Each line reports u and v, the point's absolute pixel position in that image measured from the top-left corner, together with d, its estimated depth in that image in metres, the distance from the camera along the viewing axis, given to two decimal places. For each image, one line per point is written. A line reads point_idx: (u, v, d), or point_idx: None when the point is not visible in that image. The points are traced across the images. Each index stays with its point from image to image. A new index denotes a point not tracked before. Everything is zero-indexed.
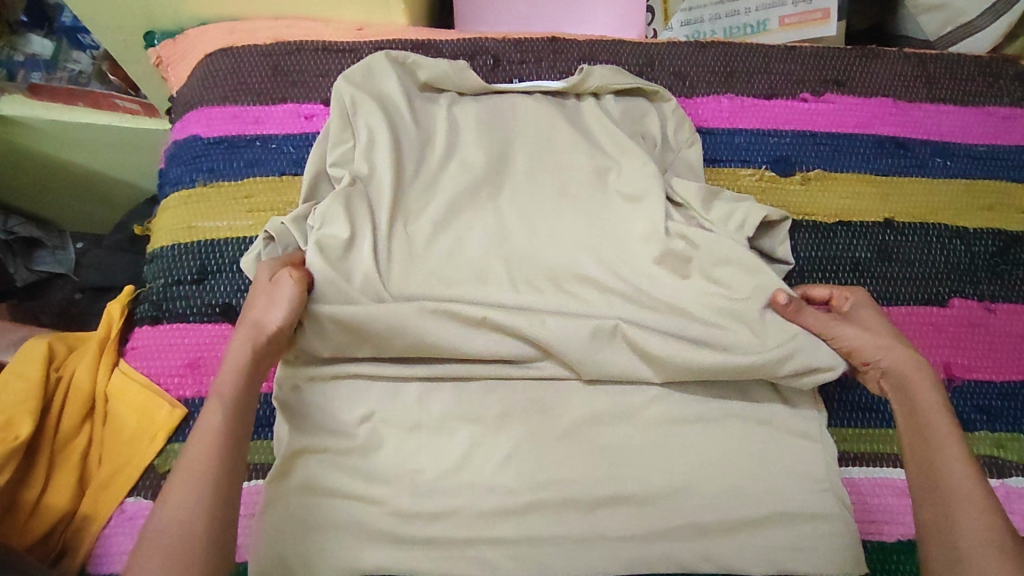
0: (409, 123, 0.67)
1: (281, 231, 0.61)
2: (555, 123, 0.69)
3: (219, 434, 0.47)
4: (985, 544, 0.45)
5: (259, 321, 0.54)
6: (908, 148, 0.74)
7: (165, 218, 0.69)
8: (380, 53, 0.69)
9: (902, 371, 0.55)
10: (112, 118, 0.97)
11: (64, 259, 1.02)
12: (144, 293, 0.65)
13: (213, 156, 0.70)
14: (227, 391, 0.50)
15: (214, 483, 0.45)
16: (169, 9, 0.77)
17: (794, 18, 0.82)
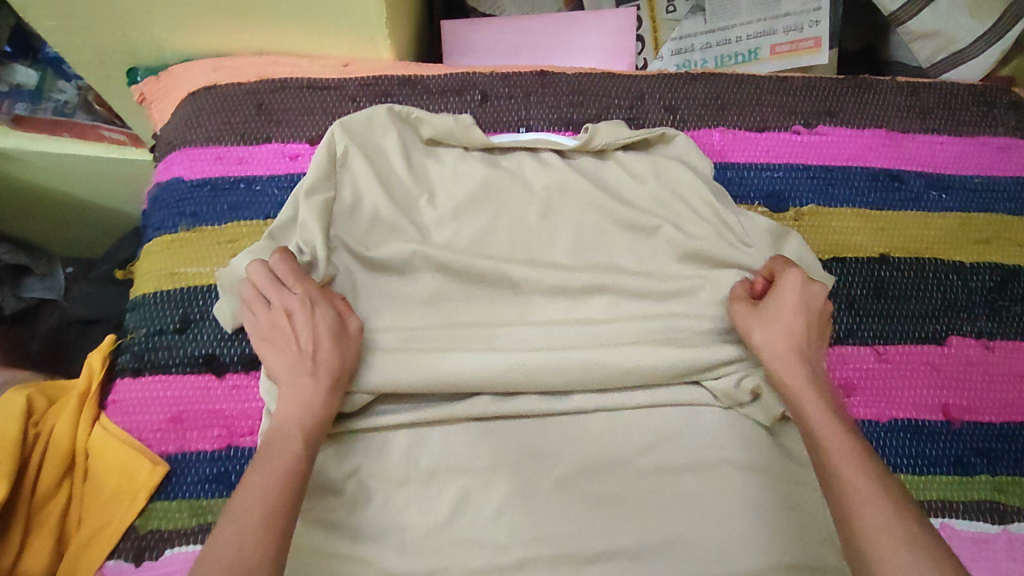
0: (401, 173, 0.67)
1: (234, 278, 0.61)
2: (566, 181, 0.68)
3: (278, 477, 0.48)
4: (875, 501, 0.45)
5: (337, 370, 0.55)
6: (904, 181, 0.73)
7: (146, 263, 0.68)
8: (383, 106, 0.69)
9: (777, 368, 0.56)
10: (97, 149, 0.96)
11: (54, 285, 1.02)
12: (125, 342, 0.64)
13: (196, 200, 0.69)
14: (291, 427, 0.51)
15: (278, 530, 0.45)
16: (152, 44, 0.76)
17: (785, 46, 0.81)
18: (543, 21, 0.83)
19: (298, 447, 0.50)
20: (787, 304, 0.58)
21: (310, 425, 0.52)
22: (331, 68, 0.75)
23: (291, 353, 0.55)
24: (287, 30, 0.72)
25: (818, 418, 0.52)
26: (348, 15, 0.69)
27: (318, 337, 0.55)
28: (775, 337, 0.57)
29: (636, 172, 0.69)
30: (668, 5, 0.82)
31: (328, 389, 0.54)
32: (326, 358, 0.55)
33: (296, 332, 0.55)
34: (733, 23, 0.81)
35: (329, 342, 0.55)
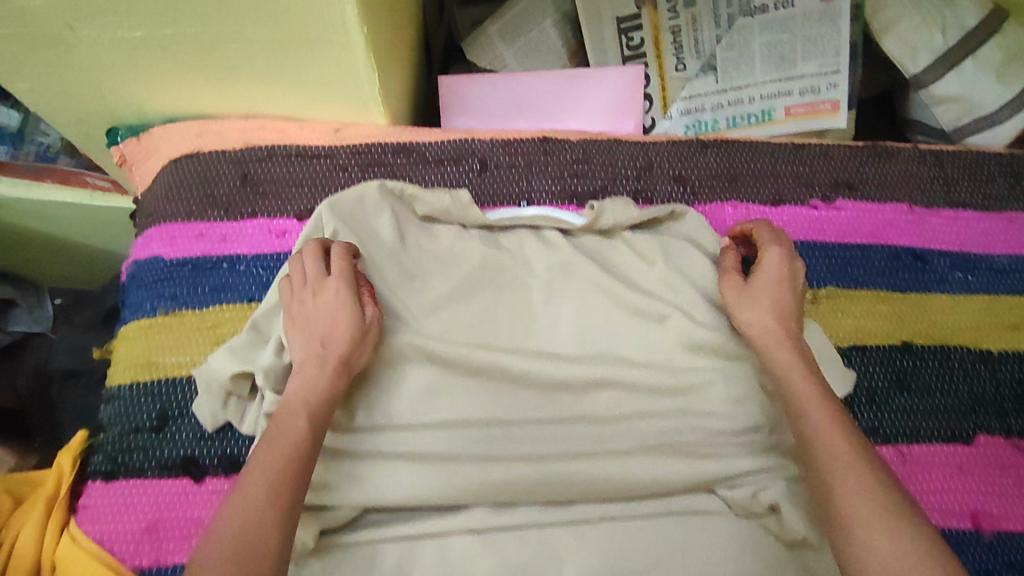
0: (395, 254, 0.63)
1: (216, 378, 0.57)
2: (571, 265, 0.65)
3: (287, 448, 0.47)
4: (856, 483, 0.46)
5: (348, 361, 0.53)
6: (927, 261, 0.69)
7: (122, 351, 0.64)
8: (376, 183, 0.65)
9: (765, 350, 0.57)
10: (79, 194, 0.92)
11: (43, 317, 0.93)
12: (98, 440, 0.61)
13: (176, 281, 0.65)
14: (295, 402, 0.50)
15: (285, 496, 0.44)
16: (132, 106, 0.72)
17: (801, 108, 0.76)
18: (545, 79, 0.77)
19: (301, 424, 0.48)
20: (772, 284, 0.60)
21: (315, 406, 0.50)
22: (321, 133, 0.70)
23: (309, 327, 0.53)
24: (273, 94, 0.68)
25: (810, 398, 0.52)
26: (340, 81, 0.65)
27: (334, 323, 0.53)
28: (761, 313, 0.58)
29: (643, 255, 0.65)
30: (677, 62, 0.78)
31: (334, 373, 0.51)
32: (336, 350, 0.52)
33: (315, 317, 0.54)
34: (746, 82, 0.76)
35: (344, 324, 0.53)
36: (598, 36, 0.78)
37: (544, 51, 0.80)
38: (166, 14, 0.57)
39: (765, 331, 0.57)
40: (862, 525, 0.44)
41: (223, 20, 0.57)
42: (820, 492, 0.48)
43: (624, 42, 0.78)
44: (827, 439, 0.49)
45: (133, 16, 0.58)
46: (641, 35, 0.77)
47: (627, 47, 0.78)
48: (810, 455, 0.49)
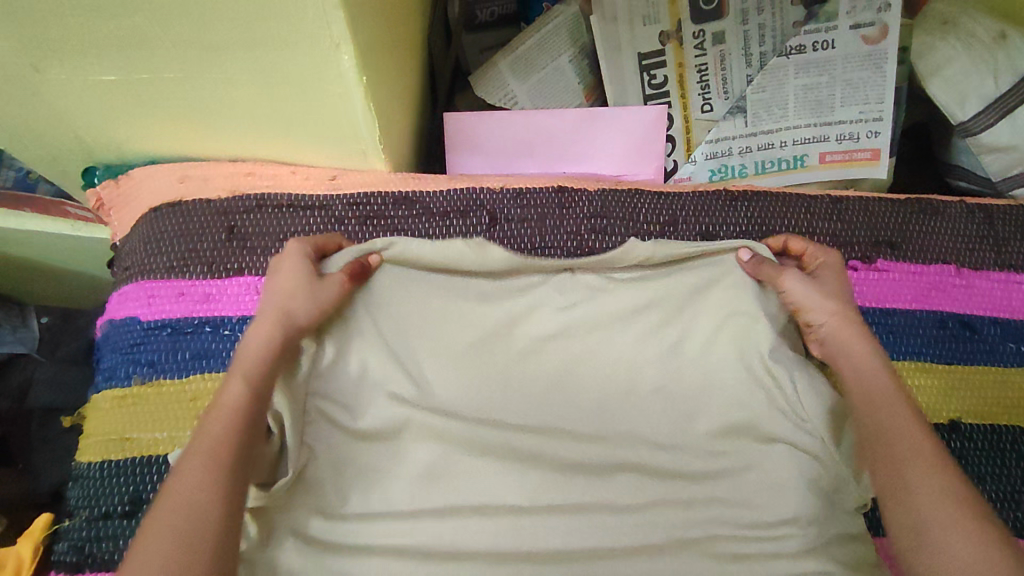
0: (405, 317, 0.57)
1: None
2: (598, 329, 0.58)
3: (228, 418, 0.45)
4: (937, 496, 0.42)
5: (292, 312, 0.51)
6: (976, 329, 0.63)
7: (92, 422, 0.58)
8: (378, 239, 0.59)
9: (837, 338, 0.52)
10: (61, 224, 0.82)
11: (26, 337, 0.85)
12: (64, 526, 0.55)
13: (155, 345, 0.59)
14: (243, 368, 0.48)
15: (228, 469, 0.42)
16: (110, 146, 0.65)
17: (837, 155, 0.70)
18: (561, 118, 0.70)
19: (243, 392, 0.46)
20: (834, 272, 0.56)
21: (256, 364, 0.48)
22: (315, 181, 0.65)
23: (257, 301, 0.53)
24: (263, 138, 0.62)
25: (881, 389, 0.48)
26: (337, 127, 0.59)
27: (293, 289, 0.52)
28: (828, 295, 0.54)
29: (649, 311, 0.58)
30: (703, 103, 0.72)
31: (274, 328, 0.50)
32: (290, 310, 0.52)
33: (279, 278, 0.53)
34: (778, 126, 0.70)
35: (303, 299, 0.52)
36: (617, 73, 0.72)
37: (558, 88, 0.74)
38: (143, 59, 0.51)
39: (840, 316, 0.53)
40: (941, 525, 0.40)
41: (206, 65, 0.52)
42: (877, 468, 0.45)
43: (646, 79, 0.72)
44: (898, 425, 0.46)
45: (106, 59, 0.52)
46: (664, 72, 0.72)
47: (649, 85, 0.72)
48: (873, 440, 0.47)
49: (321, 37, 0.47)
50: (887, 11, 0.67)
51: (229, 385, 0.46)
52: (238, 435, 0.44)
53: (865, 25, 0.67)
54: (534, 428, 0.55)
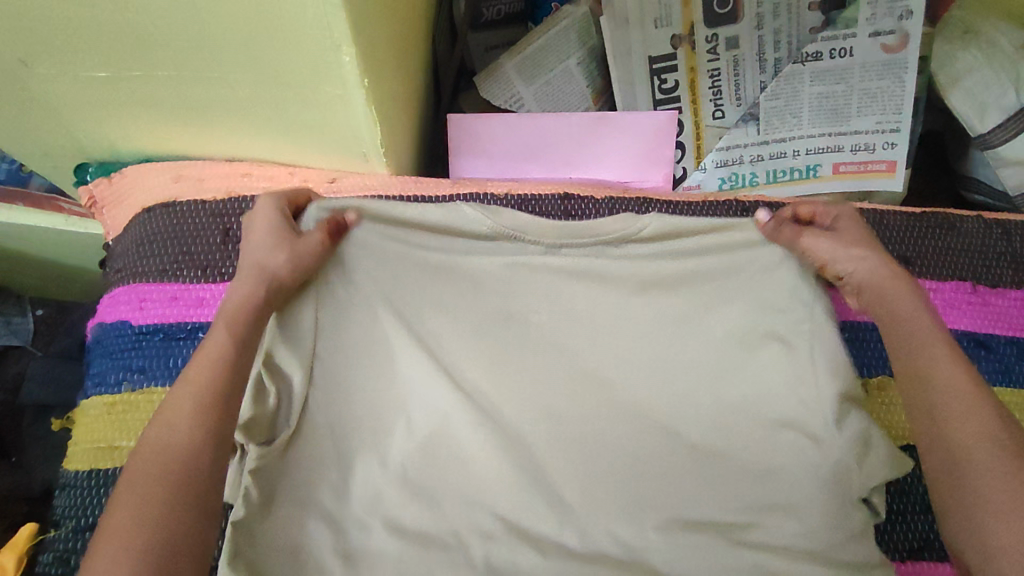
0: (435, 275, 0.57)
1: None
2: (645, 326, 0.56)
3: (214, 353, 0.45)
4: (976, 445, 0.42)
5: (264, 262, 0.51)
6: (991, 349, 0.61)
7: (80, 429, 0.57)
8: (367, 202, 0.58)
9: (879, 284, 0.52)
10: (55, 220, 0.79)
11: (21, 329, 0.83)
12: (50, 537, 0.53)
13: (145, 351, 0.58)
14: (230, 314, 0.48)
15: (210, 408, 0.43)
16: (103, 143, 0.63)
17: (851, 166, 0.68)
18: (568, 121, 0.68)
19: (225, 338, 0.46)
20: (853, 229, 0.55)
21: (241, 313, 0.48)
22: (314, 182, 0.63)
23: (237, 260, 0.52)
24: (261, 139, 0.60)
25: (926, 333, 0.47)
26: (336, 128, 0.57)
27: (271, 248, 0.52)
28: (859, 261, 0.53)
29: (672, 287, 0.56)
30: (714, 109, 0.70)
31: (256, 279, 0.50)
32: (271, 265, 0.51)
33: (255, 240, 0.53)
34: (791, 135, 0.68)
35: (279, 257, 0.51)
36: (627, 77, 0.70)
37: (565, 92, 0.73)
38: (136, 57, 0.50)
39: (875, 267, 0.52)
40: (983, 485, 0.40)
41: (201, 64, 0.50)
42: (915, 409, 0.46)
43: (656, 84, 0.70)
44: (943, 377, 0.45)
45: (97, 56, 0.50)
46: (676, 77, 0.70)
47: (659, 90, 0.70)
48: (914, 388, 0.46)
49: (321, 38, 0.46)
50: (908, 19, 0.64)
51: (214, 332, 0.46)
52: (222, 373, 0.44)
53: (885, 33, 0.65)
54: (547, 430, 0.54)
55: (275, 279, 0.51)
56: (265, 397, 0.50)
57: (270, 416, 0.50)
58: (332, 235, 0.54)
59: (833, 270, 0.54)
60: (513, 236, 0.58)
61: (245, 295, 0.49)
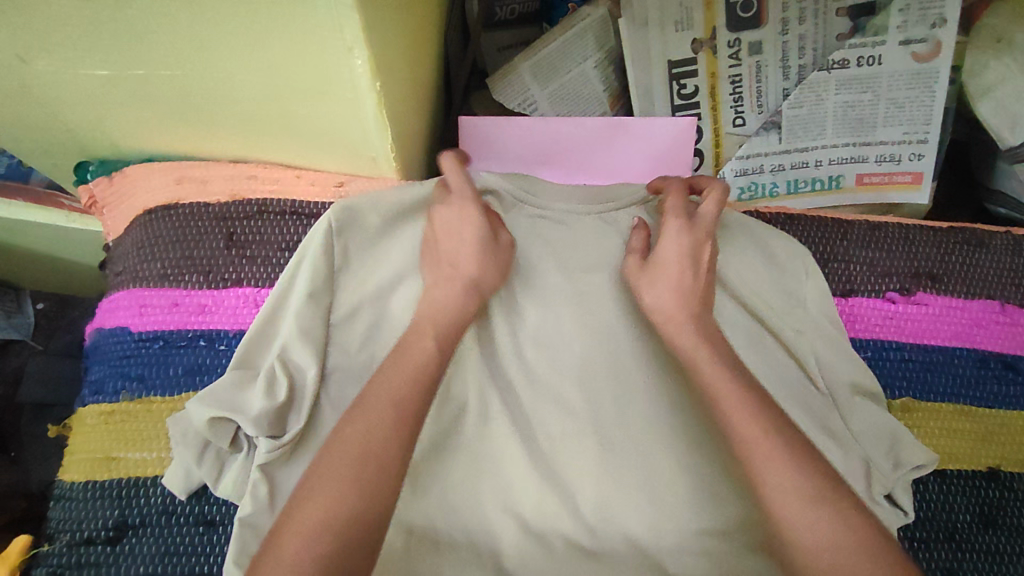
0: None
1: (212, 427, 0.49)
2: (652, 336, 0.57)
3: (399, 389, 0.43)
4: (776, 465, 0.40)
5: (466, 264, 0.52)
6: (1020, 371, 0.59)
7: (77, 438, 0.55)
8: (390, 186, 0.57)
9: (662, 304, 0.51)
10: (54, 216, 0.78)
11: (23, 324, 0.81)
12: (45, 551, 0.51)
13: (145, 359, 0.56)
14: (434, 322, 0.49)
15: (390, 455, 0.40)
16: (104, 141, 0.62)
17: (875, 177, 0.66)
18: (584, 126, 0.67)
19: (430, 344, 0.47)
20: (685, 245, 0.52)
21: (440, 323, 0.48)
22: (322, 186, 0.61)
23: (439, 257, 0.52)
24: (269, 141, 0.58)
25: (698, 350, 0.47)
26: (344, 130, 0.55)
27: (465, 243, 0.52)
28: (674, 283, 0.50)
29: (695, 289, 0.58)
30: (735, 117, 0.68)
31: (462, 294, 0.51)
32: (464, 266, 0.52)
33: (449, 234, 0.53)
34: (815, 145, 0.66)
35: (477, 261, 0.52)
36: (645, 81, 0.68)
37: (581, 95, 0.71)
38: (139, 55, 0.48)
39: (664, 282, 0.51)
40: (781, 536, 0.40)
41: (209, 65, 0.48)
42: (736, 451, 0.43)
43: (675, 89, 0.68)
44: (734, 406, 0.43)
45: (98, 54, 0.48)
46: (695, 82, 0.68)
47: (679, 95, 0.68)
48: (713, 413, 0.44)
49: (333, 39, 0.44)
50: (941, 27, 0.62)
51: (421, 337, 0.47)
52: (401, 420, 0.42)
53: (917, 41, 0.62)
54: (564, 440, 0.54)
55: (477, 289, 0.52)
56: (276, 391, 0.51)
57: (278, 408, 0.50)
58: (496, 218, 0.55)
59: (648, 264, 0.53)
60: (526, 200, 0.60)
61: (449, 298, 0.50)
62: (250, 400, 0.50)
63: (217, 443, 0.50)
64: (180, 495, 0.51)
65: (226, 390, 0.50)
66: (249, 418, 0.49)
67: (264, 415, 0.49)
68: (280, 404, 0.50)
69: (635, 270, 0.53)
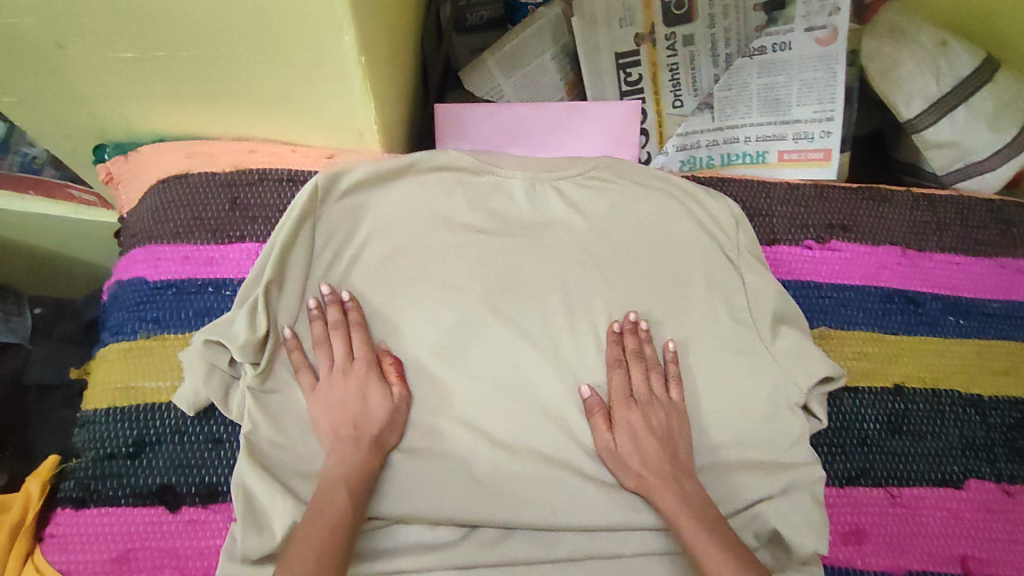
0: (425, 232, 0.66)
1: (207, 348, 0.58)
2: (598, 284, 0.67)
3: (334, 520, 0.51)
4: None
5: (360, 419, 0.58)
6: (919, 304, 0.69)
7: (99, 372, 0.62)
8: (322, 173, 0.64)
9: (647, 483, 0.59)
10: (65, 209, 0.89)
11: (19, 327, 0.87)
12: (69, 467, 0.58)
13: (159, 304, 0.63)
14: (337, 473, 0.55)
15: None
16: (122, 124, 0.70)
17: (794, 154, 0.76)
18: (542, 111, 0.77)
19: (346, 501, 0.53)
20: (638, 423, 0.60)
21: (361, 478, 0.55)
22: (314, 159, 0.70)
23: (342, 410, 0.58)
24: (269, 120, 0.68)
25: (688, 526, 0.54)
26: (334, 107, 0.65)
27: (368, 409, 0.58)
28: (642, 460, 0.59)
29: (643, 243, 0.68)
30: (674, 100, 0.79)
31: (369, 454, 0.57)
32: (365, 427, 0.58)
33: (330, 391, 0.58)
34: (741, 123, 0.76)
35: (378, 416, 0.59)
36: (595, 70, 0.78)
37: (540, 84, 0.81)
38: (162, 37, 0.57)
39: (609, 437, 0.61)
40: None
41: (220, 47, 0.57)
42: None
43: (622, 77, 0.79)
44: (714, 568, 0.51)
45: (126, 37, 0.57)
46: (639, 71, 0.78)
47: (625, 82, 0.79)
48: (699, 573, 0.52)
49: (326, 20, 0.53)
50: (836, 15, 0.72)
51: (336, 490, 0.53)
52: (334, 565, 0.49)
53: (818, 28, 0.73)
54: (528, 367, 0.64)
55: (377, 445, 0.58)
56: (258, 321, 0.58)
57: (260, 341, 0.58)
58: (398, 364, 0.61)
59: (618, 424, 0.61)
60: (490, 170, 0.70)
61: (354, 461, 0.55)
62: (236, 329, 0.58)
63: (219, 365, 0.58)
64: (186, 411, 0.59)
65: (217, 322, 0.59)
66: (237, 346, 0.57)
67: (248, 345, 0.57)
68: (262, 339, 0.58)
69: (602, 434, 0.61)
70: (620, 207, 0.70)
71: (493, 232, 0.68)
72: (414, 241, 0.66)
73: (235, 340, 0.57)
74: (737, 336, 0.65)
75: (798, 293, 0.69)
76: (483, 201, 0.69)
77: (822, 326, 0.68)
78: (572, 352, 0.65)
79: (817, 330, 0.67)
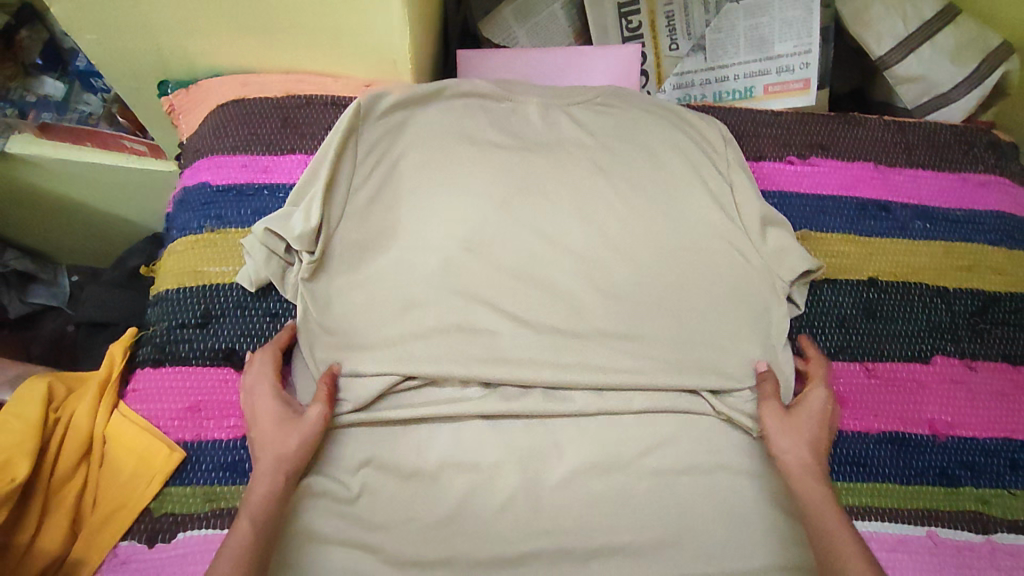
0: (450, 144, 0.74)
1: (264, 236, 0.66)
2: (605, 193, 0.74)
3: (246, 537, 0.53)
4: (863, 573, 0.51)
5: (275, 440, 0.59)
6: (889, 210, 0.77)
7: (170, 261, 0.71)
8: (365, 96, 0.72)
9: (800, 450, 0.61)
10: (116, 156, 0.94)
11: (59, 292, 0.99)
12: (147, 335, 0.67)
13: (222, 204, 0.72)
14: (255, 497, 0.56)
15: None
16: (184, 60, 0.80)
17: (777, 86, 0.85)
18: (553, 53, 0.87)
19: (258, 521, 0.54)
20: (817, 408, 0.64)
21: (269, 499, 0.56)
22: (353, 86, 0.81)
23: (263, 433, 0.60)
24: (315, 52, 0.77)
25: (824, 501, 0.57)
26: (373, 38, 0.74)
27: (278, 432, 0.59)
28: (809, 434, 0.62)
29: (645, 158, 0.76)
30: (671, 43, 0.88)
31: (280, 474, 0.57)
32: (280, 450, 0.58)
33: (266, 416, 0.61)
34: (731, 62, 0.86)
35: (295, 436, 0.59)
36: (600, 17, 0.88)
37: (551, 32, 0.91)
38: None
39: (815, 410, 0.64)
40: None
41: None
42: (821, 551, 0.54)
43: (624, 25, 0.88)
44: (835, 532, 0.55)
45: None
46: (640, 18, 0.88)
47: (627, 29, 0.88)
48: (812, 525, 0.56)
49: None
50: None
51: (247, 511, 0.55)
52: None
53: None
54: (544, 259, 0.71)
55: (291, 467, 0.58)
56: (311, 215, 0.67)
57: (313, 232, 0.66)
58: (329, 388, 0.63)
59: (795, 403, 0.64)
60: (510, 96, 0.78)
61: (270, 476, 0.57)
62: (293, 223, 0.67)
63: (276, 250, 0.67)
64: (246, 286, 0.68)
65: (275, 215, 0.68)
66: (294, 236, 0.66)
67: (306, 236, 0.66)
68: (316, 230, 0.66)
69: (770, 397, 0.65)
70: (625, 125, 0.78)
71: (513, 147, 0.75)
72: (440, 152, 0.73)
73: (291, 231, 0.65)
74: (732, 235, 0.73)
75: (780, 199, 0.77)
76: (503, 121, 0.77)
77: (803, 230, 0.76)
78: (587, 244, 0.72)
79: (800, 231, 0.76)
